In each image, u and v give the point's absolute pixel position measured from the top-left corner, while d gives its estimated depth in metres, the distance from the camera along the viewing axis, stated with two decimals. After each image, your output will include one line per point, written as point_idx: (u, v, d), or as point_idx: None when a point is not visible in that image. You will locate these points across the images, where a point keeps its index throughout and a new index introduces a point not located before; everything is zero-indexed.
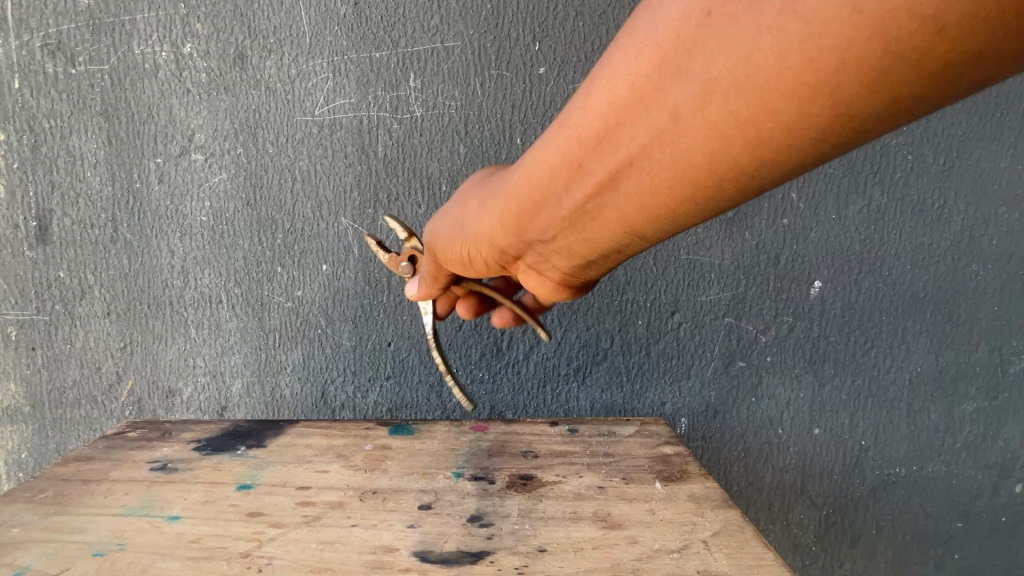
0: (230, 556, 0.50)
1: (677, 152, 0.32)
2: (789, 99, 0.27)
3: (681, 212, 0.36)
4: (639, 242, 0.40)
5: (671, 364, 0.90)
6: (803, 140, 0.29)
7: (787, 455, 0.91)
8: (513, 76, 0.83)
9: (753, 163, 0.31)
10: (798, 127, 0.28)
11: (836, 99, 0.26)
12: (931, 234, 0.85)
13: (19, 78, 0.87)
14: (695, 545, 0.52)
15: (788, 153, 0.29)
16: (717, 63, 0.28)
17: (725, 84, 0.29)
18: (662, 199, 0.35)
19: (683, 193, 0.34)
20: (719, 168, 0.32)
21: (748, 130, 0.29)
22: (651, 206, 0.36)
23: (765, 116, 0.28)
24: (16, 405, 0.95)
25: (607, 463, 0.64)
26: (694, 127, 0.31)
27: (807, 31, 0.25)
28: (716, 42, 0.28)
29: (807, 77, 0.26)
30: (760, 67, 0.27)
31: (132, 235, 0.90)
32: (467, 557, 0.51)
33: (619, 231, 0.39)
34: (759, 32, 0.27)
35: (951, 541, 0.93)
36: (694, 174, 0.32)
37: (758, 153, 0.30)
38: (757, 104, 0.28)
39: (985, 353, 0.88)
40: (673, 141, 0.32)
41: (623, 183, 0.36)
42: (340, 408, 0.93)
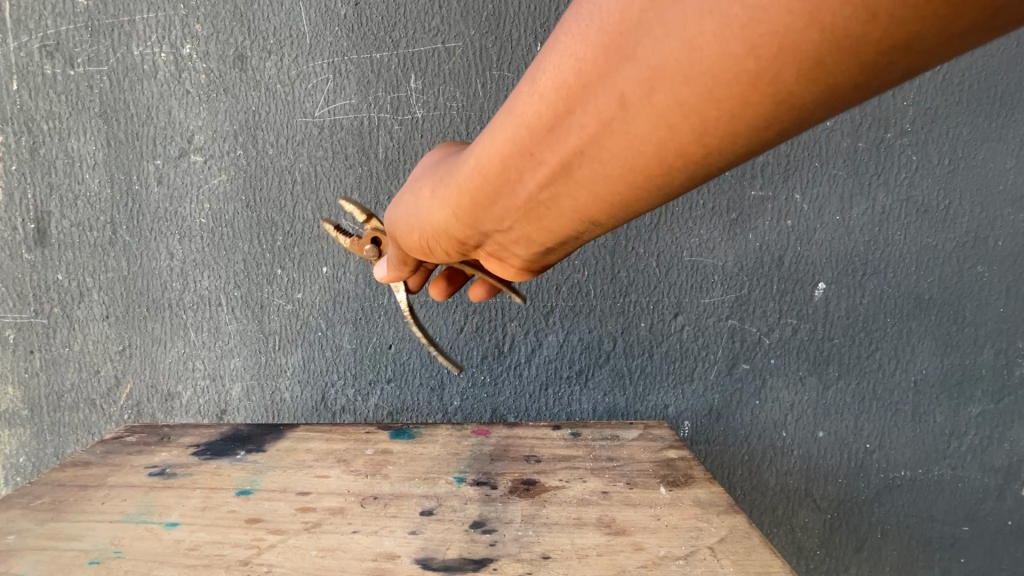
0: (229, 564, 0.50)
1: (625, 143, 0.31)
2: (732, 85, 0.26)
3: (634, 202, 0.35)
4: (596, 230, 0.39)
5: (674, 367, 0.89)
6: (748, 129, 0.28)
7: (791, 458, 0.90)
8: (515, 77, 0.83)
9: (699, 151, 0.30)
10: (743, 112, 0.27)
11: (781, 84, 0.25)
12: (936, 235, 0.85)
13: (18, 80, 0.86)
14: (701, 552, 0.51)
15: (733, 141, 0.29)
16: (661, 48, 0.27)
17: (671, 68, 0.27)
18: (612, 189, 0.34)
19: (633, 182, 0.33)
20: (666, 155, 0.31)
21: (692, 117, 0.28)
22: (601, 196, 0.35)
23: (710, 103, 0.27)
24: (14, 409, 0.94)
25: (611, 467, 0.64)
26: (640, 116, 0.30)
27: (748, 17, 0.24)
28: (659, 26, 0.27)
29: (748, 63, 0.25)
30: (702, 55, 0.26)
31: (131, 238, 0.89)
32: (470, 564, 0.50)
33: (574, 221, 0.38)
34: (702, 15, 0.25)
35: (957, 545, 0.92)
36: (643, 163, 0.32)
37: (706, 140, 0.29)
38: (702, 93, 0.27)
39: (991, 355, 0.87)
40: (620, 129, 0.31)
41: (572, 172, 0.34)
42: (340, 411, 0.92)
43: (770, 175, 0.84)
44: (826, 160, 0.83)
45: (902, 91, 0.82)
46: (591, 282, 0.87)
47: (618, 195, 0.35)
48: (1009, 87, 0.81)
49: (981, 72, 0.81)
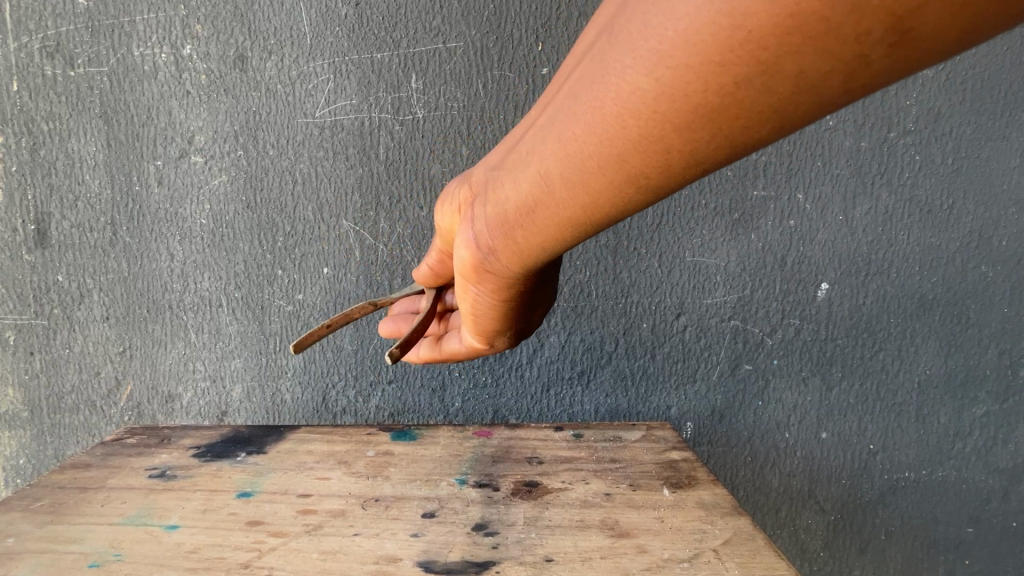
0: (229, 567, 0.49)
1: (597, 76, 0.35)
2: (687, 4, 0.29)
3: (593, 155, 0.37)
4: (554, 196, 0.41)
5: (676, 368, 0.89)
6: (704, 60, 0.30)
7: (795, 459, 0.90)
8: (516, 77, 0.83)
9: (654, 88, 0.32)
10: (696, 39, 0.30)
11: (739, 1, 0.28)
12: (940, 235, 0.84)
13: (18, 81, 0.86)
14: (706, 554, 0.50)
15: (688, 80, 0.31)
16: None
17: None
18: (575, 131, 0.37)
19: (594, 124, 0.36)
20: (627, 90, 0.34)
21: (654, 44, 0.32)
22: (568, 138, 0.38)
23: (668, 24, 0.31)
24: (14, 411, 0.94)
25: (613, 469, 0.63)
26: (615, 48, 0.34)
27: None
28: None
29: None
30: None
31: (132, 239, 0.89)
32: (472, 567, 0.49)
33: (539, 173, 0.41)
34: None
35: (962, 546, 0.91)
36: (605, 98, 0.35)
37: (661, 72, 0.32)
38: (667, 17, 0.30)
39: (995, 356, 0.86)
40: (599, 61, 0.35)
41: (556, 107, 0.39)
42: (341, 412, 0.92)
43: (772, 175, 0.84)
44: (828, 160, 0.83)
45: (906, 91, 0.81)
46: (593, 283, 0.87)
47: (582, 138, 0.37)
48: (1012, 86, 0.81)
49: (985, 71, 0.81)
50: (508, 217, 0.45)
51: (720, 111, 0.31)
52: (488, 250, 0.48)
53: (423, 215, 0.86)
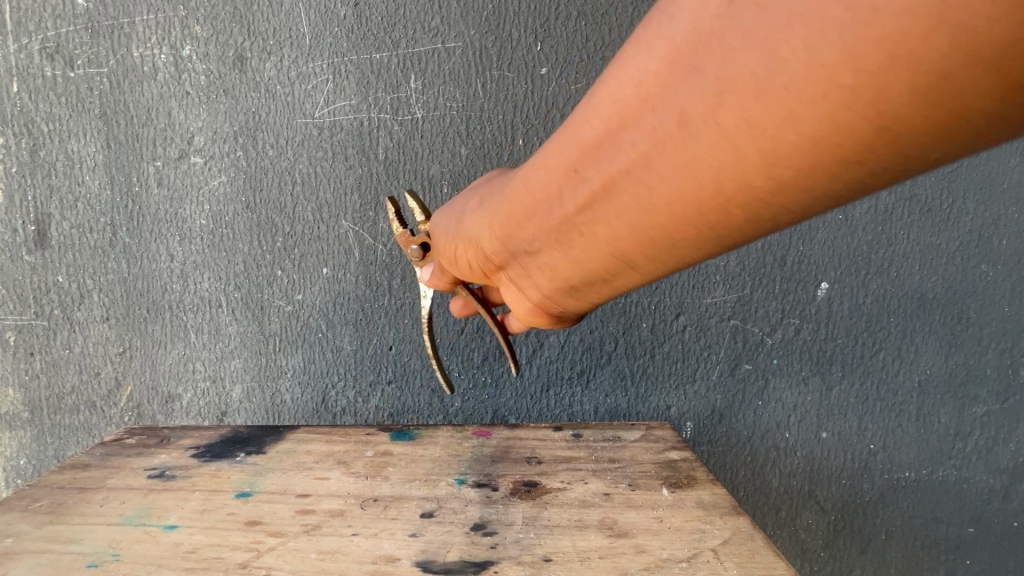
0: (228, 567, 0.49)
1: (678, 166, 0.31)
2: (815, 103, 0.25)
3: (684, 238, 0.34)
4: (634, 267, 0.39)
5: (676, 367, 0.88)
6: (837, 164, 0.26)
7: (795, 459, 0.90)
8: (515, 77, 0.83)
9: (765, 184, 0.29)
10: (826, 143, 0.26)
11: (891, 108, 0.23)
12: (940, 234, 0.84)
13: (18, 82, 0.86)
14: (704, 554, 0.50)
15: (814, 179, 0.27)
16: (737, 58, 0.26)
17: (744, 83, 0.26)
18: (656, 218, 0.34)
19: (682, 213, 0.32)
20: (731, 187, 0.30)
21: (763, 142, 0.27)
22: (650, 227, 0.35)
23: (784, 129, 0.26)
24: (14, 411, 0.94)
25: (613, 469, 0.63)
26: (702, 136, 0.29)
27: (844, 24, 0.23)
28: (738, 32, 0.26)
29: (845, 79, 0.23)
30: (786, 65, 0.25)
31: (132, 239, 0.89)
32: (471, 567, 0.50)
33: (609, 250, 0.38)
34: (788, 20, 0.24)
35: (963, 546, 0.91)
36: (694, 190, 0.31)
37: (780, 173, 0.28)
38: (779, 112, 0.26)
39: (995, 355, 0.86)
40: (679, 152, 0.30)
41: (619, 194, 0.34)
42: (340, 413, 0.92)
43: None
44: None
45: None
46: None
47: (671, 224, 0.34)
48: None
49: None
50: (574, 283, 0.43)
51: (848, 196, 0.28)
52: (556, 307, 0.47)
53: None
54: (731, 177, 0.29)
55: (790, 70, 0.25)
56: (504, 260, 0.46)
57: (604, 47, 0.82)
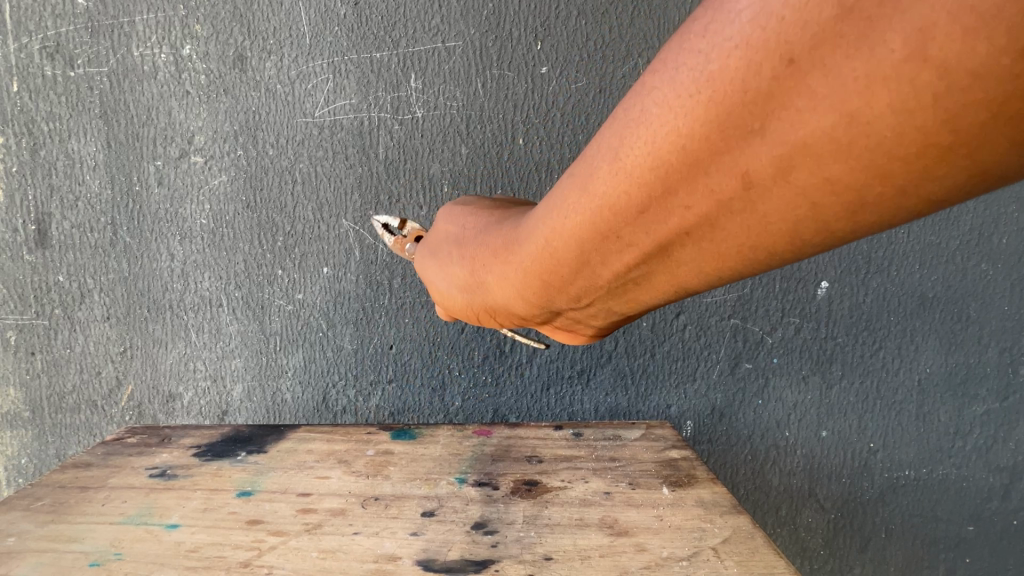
0: (229, 565, 0.50)
1: (751, 221, 0.31)
2: (904, 164, 0.25)
3: (756, 272, 0.35)
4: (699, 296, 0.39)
5: (677, 366, 0.88)
6: (925, 206, 0.26)
7: (795, 458, 0.90)
8: (515, 76, 0.83)
9: (847, 228, 0.29)
10: (917, 194, 0.26)
11: (991, 161, 0.23)
12: (940, 233, 0.84)
13: (18, 81, 0.86)
14: (704, 553, 0.50)
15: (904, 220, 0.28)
16: (807, 121, 0.26)
17: (818, 144, 0.26)
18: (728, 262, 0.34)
19: (757, 257, 0.33)
20: (812, 234, 0.30)
21: (847, 197, 0.27)
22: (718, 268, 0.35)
23: (869, 183, 0.26)
24: (16, 411, 0.94)
25: (613, 468, 0.63)
26: (775, 195, 0.29)
27: (934, 88, 0.22)
28: (804, 98, 0.26)
29: (941, 138, 0.23)
30: (865, 129, 0.25)
31: (132, 239, 0.89)
32: (472, 566, 0.50)
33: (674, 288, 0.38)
34: (864, 86, 0.24)
35: (962, 544, 0.91)
36: (772, 237, 0.31)
37: (866, 220, 0.28)
38: (862, 171, 0.26)
39: (995, 354, 0.86)
40: (746, 208, 0.30)
41: (679, 244, 0.35)
42: (341, 412, 0.92)
43: None
44: None
45: None
46: None
47: (745, 265, 0.34)
48: None
49: None
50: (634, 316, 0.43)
51: None
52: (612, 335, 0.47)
53: (422, 214, 0.86)
54: (809, 225, 0.29)
55: (874, 132, 0.25)
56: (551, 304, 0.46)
57: (605, 46, 0.82)
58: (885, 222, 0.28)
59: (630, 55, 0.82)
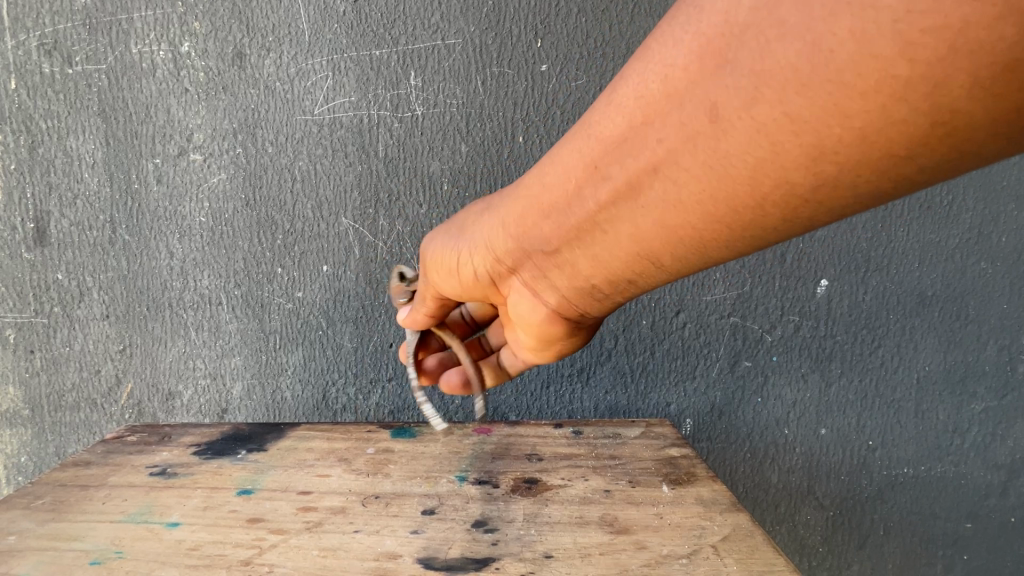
0: (230, 564, 0.49)
1: (720, 153, 0.35)
2: (859, 102, 0.29)
3: (718, 225, 0.38)
4: (666, 258, 0.43)
5: (676, 365, 0.89)
6: (875, 154, 0.30)
7: (794, 455, 0.90)
8: (515, 74, 0.82)
9: (802, 171, 0.33)
10: (873, 137, 0.30)
11: (945, 97, 0.27)
12: (939, 231, 0.84)
13: (15, 79, 0.86)
14: (704, 550, 0.50)
15: (852, 172, 0.32)
16: (777, 52, 0.31)
17: (785, 74, 0.31)
18: (695, 207, 0.38)
19: (721, 201, 0.37)
20: (770, 177, 0.34)
21: (806, 135, 0.32)
22: (685, 217, 0.39)
23: (825, 120, 0.31)
24: (15, 409, 0.94)
25: (613, 466, 0.63)
26: (743, 127, 0.34)
27: (891, 19, 0.27)
28: (776, 32, 0.31)
29: (897, 69, 0.27)
30: (825, 60, 0.29)
31: (131, 237, 0.89)
32: (473, 564, 0.49)
33: (646, 240, 0.42)
34: (830, 19, 0.29)
35: (960, 541, 0.91)
36: (734, 177, 0.35)
37: (820, 165, 0.32)
38: (816, 101, 0.30)
39: (994, 352, 0.87)
40: (718, 140, 0.35)
41: (655, 184, 0.39)
42: (341, 410, 0.92)
43: None
44: None
45: None
46: None
47: (708, 215, 0.38)
48: None
49: None
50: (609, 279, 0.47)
51: (880, 191, 0.33)
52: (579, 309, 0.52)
53: (422, 212, 0.86)
54: (768, 164, 0.34)
55: (834, 63, 0.29)
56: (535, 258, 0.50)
57: (605, 44, 0.81)
58: (837, 170, 0.32)
59: (630, 52, 0.82)
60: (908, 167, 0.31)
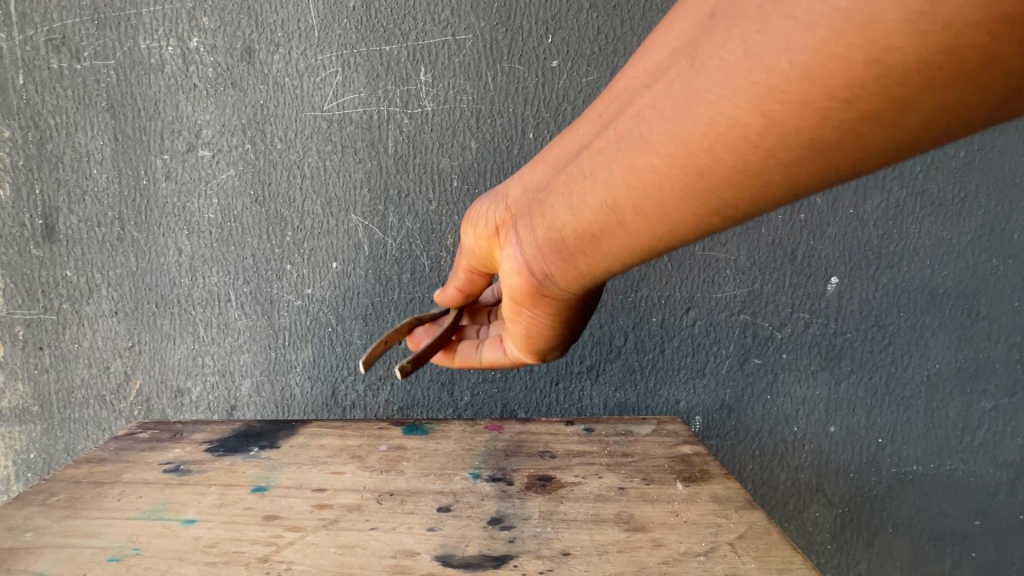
0: (248, 561, 0.49)
1: (683, 94, 0.35)
2: (809, 36, 0.28)
3: (674, 179, 0.38)
4: (625, 218, 0.42)
5: (686, 362, 0.88)
6: (821, 95, 0.29)
7: (803, 453, 0.90)
8: (525, 70, 0.82)
9: (751, 116, 0.32)
10: (817, 75, 0.29)
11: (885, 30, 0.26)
12: (951, 228, 0.84)
13: (23, 74, 0.85)
14: (722, 548, 0.50)
15: (800, 117, 0.31)
16: None
17: (750, 11, 0.31)
18: (654, 156, 0.38)
19: (677, 149, 0.36)
20: (721, 121, 0.33)
21: (760, 75, 0.31)
22: (646, 162, 0.38)
23: (777, 55, 0.30)
24: (24, 405, 0.94)
25: (626, 463, 0.63)
26: (706, 67, 0.33)
27: None
28: None
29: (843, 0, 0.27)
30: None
31: (140, 233, 0.89)
32: (490, 561, 0.49)
33: (607, 196, 0.42)
34: None
35: (968, 539, 0.91)
36: (690, 121, 0.35)
37: (768, 106, 0.31)
38: (772, 37, 0.30)
39: (1005, 350, 0.86)
40: (684, 81, 0.35)
41: (628, 128, 0.39)
42: (350, 407, 0.92)
43: None
44: None
45: None
46: None
47: (664, 166, 0.37)
48: None
49: None
50: (573, 240, 0.47)
51: (833, 147, 0.31)
52: (546, 270, 0.51)
53: (432, 209, 0.86)
54: (723, 107, 0.33)
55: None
56: (522, 212, 0.51)
57: (617, 40, 0.81)
58: (786, 115, 0.31)
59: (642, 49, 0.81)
60: (859, 119, 0.29)
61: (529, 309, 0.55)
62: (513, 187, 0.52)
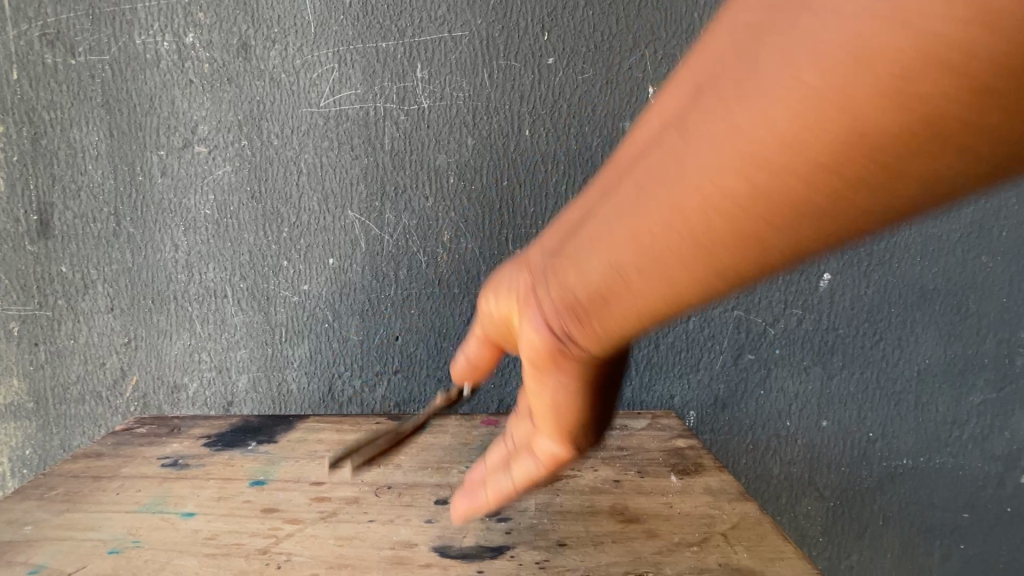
0: (248, 553, 0.49)
1: (731, 107, 0.25)
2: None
3: (730, 214, 0.27)
4: (659, 276, 0.31)
5: (680, 358, 0.89)
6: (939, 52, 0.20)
7: (796, 447, 0.91)
8: (521, 67, 0.82)
9: (843, 103, 0.23)
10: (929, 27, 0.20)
11: None
12: (941, 226, 0.85)
13: (18, 70, 0.85)
14: (714, 539, 0.51)
15: (915, 91, 0.21)
16: None
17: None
18: (699, 191, 0.27)
19: (730, 174, 0.26)
20: (793, 120, 0.24)
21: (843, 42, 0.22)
22: (685, 197, 0.28)
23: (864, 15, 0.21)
24: (19, 402, 0.94)
25: (621, 456, 0.64)
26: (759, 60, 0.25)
27: None
28: None
29: None
30: None
31: (136, 229, 0.89)
32: (487, 552, 0.50)
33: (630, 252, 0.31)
34: None
35: (957, 531, 0.93)
36: (748, 135, 0.25)
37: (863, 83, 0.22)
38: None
39: (993, 345, 0.88)
40: (728, 86, 0.26)
41: (655, 159, 0.29)
42: (347, 402, 0.92)
43: None
44: None
45: None
46: None
47: (716, 195, 0.27)
48: None
49: None
50: (583, 303, 0.35)
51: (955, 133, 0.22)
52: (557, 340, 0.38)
53: (428, 205, 0.86)
54: (796, 109, 0.24)
55: None
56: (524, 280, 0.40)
57: (612, 38, 0.82)
58: (887, 96, 0.22)
59: (637, 46, 0.82)
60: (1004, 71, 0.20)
61: (540, 382, 0.41)
62: (514, 261, 0.42)
